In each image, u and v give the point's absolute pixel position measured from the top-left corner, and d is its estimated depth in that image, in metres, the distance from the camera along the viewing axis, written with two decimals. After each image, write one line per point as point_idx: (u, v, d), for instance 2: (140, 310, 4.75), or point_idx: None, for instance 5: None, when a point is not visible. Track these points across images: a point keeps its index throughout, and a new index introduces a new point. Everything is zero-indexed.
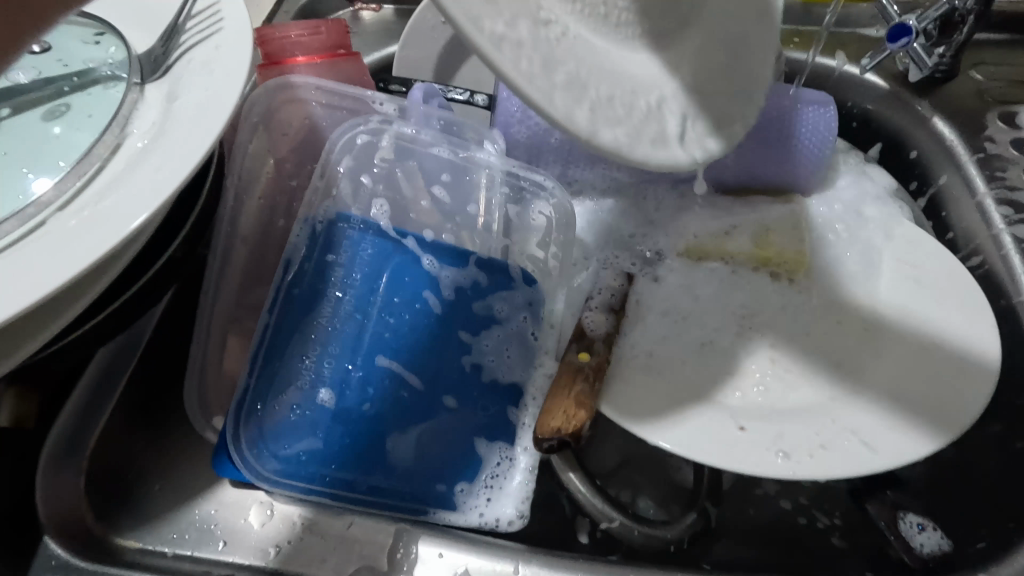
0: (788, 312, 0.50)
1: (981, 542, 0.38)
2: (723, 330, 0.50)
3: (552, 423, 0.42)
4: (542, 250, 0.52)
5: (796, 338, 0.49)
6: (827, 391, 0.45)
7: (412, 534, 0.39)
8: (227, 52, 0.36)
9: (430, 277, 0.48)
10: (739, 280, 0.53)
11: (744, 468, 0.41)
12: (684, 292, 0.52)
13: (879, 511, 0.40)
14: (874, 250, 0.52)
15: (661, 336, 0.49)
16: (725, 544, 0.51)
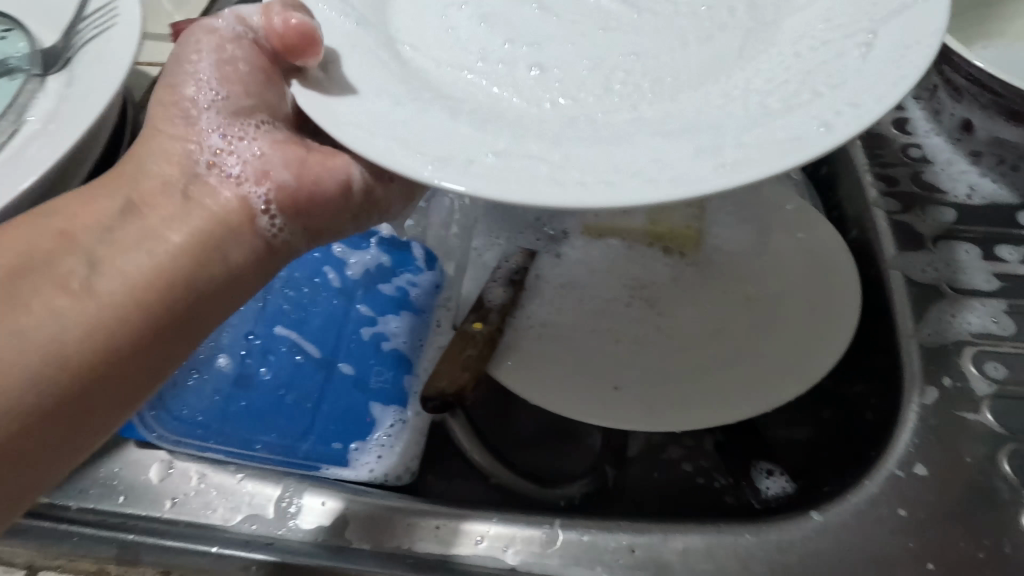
0: (680, 285, 0.53)
1: (829, 485, 0.41)
2: (617, 302, 0.53)
3: (436, 385, 0.45)
4: (444, 230, 0.56)
5: (684, 308, 0.52)
6: (701, 358, 0.48)
7: (299, 486, 0.41)
8: (116, 44, 0.39)
9: (337, 259, 0.52)
10: (635, 255, 0.55)
11: (614, 421, 0.45)
12: (585, 268, 0.55)
13: (736, 459, 0.43)
14: (766, 226, 0.55)
15: (559, 308, 0.52)
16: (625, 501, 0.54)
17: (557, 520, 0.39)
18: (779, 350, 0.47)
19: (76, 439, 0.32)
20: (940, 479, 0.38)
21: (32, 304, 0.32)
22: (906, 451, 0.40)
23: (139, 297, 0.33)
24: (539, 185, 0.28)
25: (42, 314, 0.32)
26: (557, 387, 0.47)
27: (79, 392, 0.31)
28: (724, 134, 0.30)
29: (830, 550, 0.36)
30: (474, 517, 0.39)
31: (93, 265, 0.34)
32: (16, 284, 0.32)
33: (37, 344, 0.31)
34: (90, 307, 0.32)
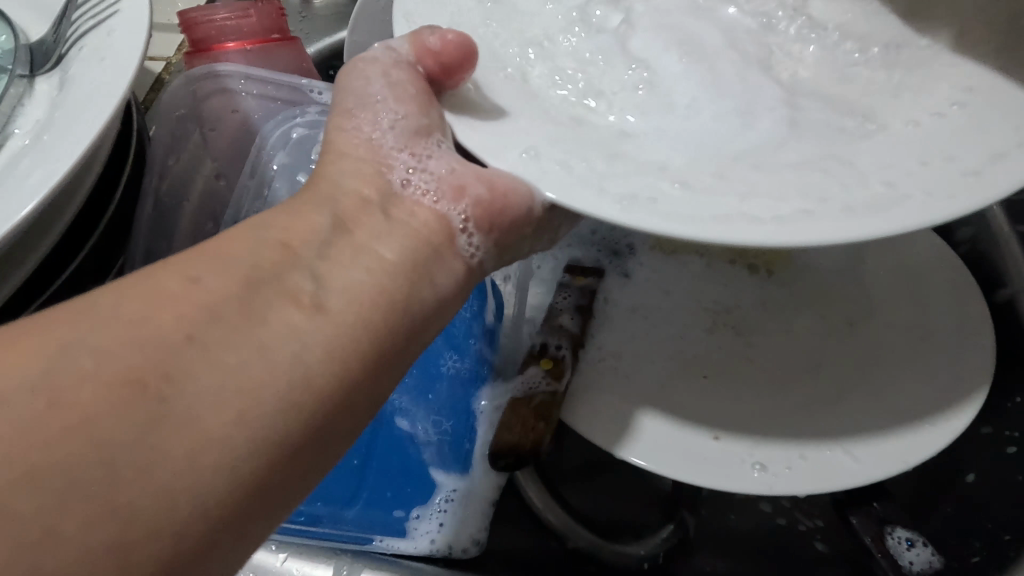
0: (768, 311, 0.47)
1: (976, 556, 0.36)
2: (697, 327, 0.46)
3: (506, 439, 0.38)
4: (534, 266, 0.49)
5: (778, 337, 0.45)
6: (799, 399, 0.41)
7: (353, 566, 0.36)
8: (119, 38, 0.32)
9: None
10: (713, 277, 0.49)
11: (683, 474, 0.37)
12: (656, 290, 0.48)
13: (862, 521, 0.37)
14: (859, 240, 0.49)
15: (632, 335, 0.45)
16: (708, 557, 0.47)
17: None
18: (906, 389, 0.40)
19: (287, 490, 0.23)
20: None
21: (270, 324, 0.24)
22: None
23: (366, 317, 0.26)
24: (690, 227, 0.23)
25: (285, 335, 0.24)
26: (626, 429, 0.39)
27: (302, 433, 0.23)
28: (901, 170, 0.24)
29: None
30: None
31: (319, 280, 0.26)
32: (249, 298, 0.24)
33: (268, 370, 0.23)
34: (338, 329, 0.25)
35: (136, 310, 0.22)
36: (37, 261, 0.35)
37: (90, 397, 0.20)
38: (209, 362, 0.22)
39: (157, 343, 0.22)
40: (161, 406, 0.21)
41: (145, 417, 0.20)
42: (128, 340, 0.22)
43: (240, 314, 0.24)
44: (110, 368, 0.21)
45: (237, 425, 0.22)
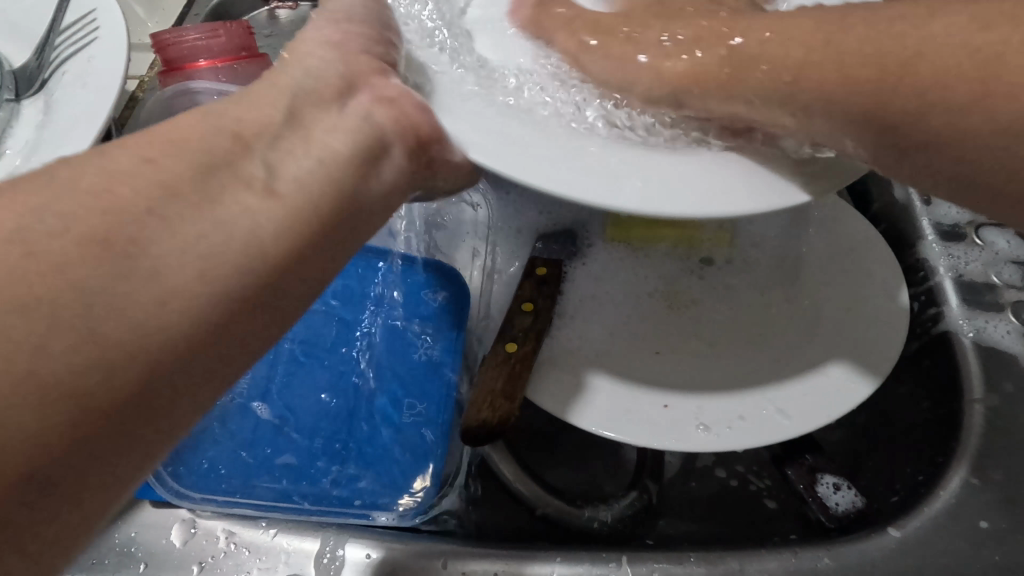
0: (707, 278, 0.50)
1: (895, 496, 0.40)
2: (640, 300, 0.49)
3: (477, 416, 0.42)
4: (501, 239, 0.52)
5: (719, 301, 0.49)
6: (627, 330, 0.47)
7: (339, 537, 0.38)
8: (99, 61, 0.35)
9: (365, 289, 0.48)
10: (654, 253, 0.52)
11: (626, 437, 0.41)
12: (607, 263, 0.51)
13: (798, 474, 0.42)
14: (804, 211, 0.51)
15: (596, 323, 0.47)
16: (677, 520, 0.48)
17: (624, 556, 0.37)
18: (831, 349, 0.44)
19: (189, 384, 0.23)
20: (1016, 485, 0.37)
21: (223, 204, 0.25)
22: (976, 458, 0.38)
23: (315, 201, 0.28)
24: (597, 182, 0.28)
25: (235, 211, 0.25)
26: (595, 408, 0.42)
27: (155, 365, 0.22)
28: (613, 170, 0.28)
29: (913, 568, 0.35)
30: (537, 558, 0.37)
31: (270, 169, 0.27)
32: (203, 179, 0.25)
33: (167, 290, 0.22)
34: (288, 211, 0.26)
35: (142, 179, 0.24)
36: None
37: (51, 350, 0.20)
38: (164, 227, 0.23)
39: (123, 208, 0.23)
40: (130, 261, 0.22)
41: (116, 270, 0.21)
42: (155, 231, 0.23)
43: (196, 190, 0.25)
44: (114, 209, 0.23)
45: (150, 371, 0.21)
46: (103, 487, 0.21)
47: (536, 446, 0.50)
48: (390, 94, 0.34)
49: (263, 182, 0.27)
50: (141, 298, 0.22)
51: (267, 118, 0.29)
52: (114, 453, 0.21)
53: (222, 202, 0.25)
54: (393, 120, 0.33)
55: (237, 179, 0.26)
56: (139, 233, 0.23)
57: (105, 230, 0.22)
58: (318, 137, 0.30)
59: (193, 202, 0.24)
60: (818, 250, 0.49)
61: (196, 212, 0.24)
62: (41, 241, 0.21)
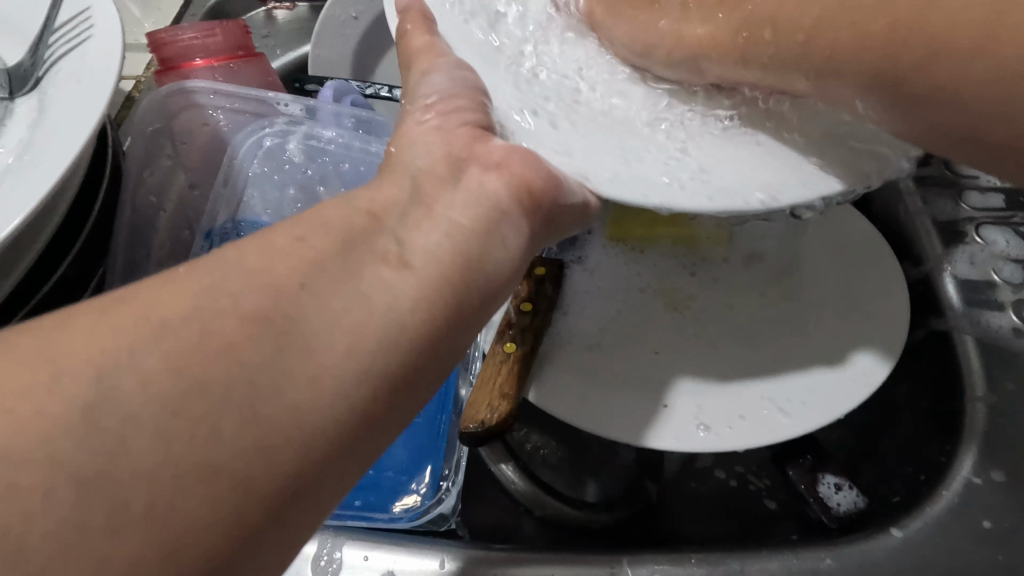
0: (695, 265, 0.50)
1: (897, 496, 0.40)
2: (634, 294, 0.49)
3: (477, 415, 0.41)
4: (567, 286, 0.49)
5: (714, 292, 0.49)
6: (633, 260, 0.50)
7: (336, 539, 0.38)
8: (93, 59, 0.35)
9: None
10: (652, 246, 0.51)
11: (627, 437, 0.41)
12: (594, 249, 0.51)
13: (801, 474, 0.41)
14: None
15: (597, 323, 0.47)
16: (679, 520, 0.48)
17: (624, 557, 0.37)
18: (829, 349, 0.44)
19: (308, 501, 0.21)
20: (1019, 486, 0.37)
21: (366, 279, 0.24)
22: (979, 457, 0.38)
23: (447, 273, 0.26)
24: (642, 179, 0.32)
25: (379, 289, 0.24)
26: (637, 421, 0.42)
27: (289, 469, 0.20)
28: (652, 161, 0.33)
29: (918, 568, 0.35)
30: (536, 559, 0.36)
31: (402, 241, 0.26)
32: (344, 255, 0.25)
33: (313, 378, 0.22)
34: (424, 283, 0.25)
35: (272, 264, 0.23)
36: (21, 272, 0.36)
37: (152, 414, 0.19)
38: (315, 305, 0.23)
39: (275, 286, 0.23)
40: (286, 336, 0.22)
41: (274, 346, 0.21)
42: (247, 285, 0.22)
43: (339, 265, 0.24)
44: (240, 299, 0.22)
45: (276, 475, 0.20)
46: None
47: (537, 446, 0.50)
48: (494, 159, 0.32)
49: (398, 255, 0.26)
50: (298, 377, 0.21)
51: (395, 198, 0.28)
52: (270, 546, 0.20)
53: (366, 275, 0.24)
54: (506, 184, 0.31)
55: (377, 257, 0.25)
56: (296, 312, 0.22)
57: (277, 312, 0.22)
58: (442, 213, 0.28)
59: (337, 277, 0.24)
60: (821, 249, 0.49)
61: (342, 286, 0.24)
62: (211, 316, 0.21)
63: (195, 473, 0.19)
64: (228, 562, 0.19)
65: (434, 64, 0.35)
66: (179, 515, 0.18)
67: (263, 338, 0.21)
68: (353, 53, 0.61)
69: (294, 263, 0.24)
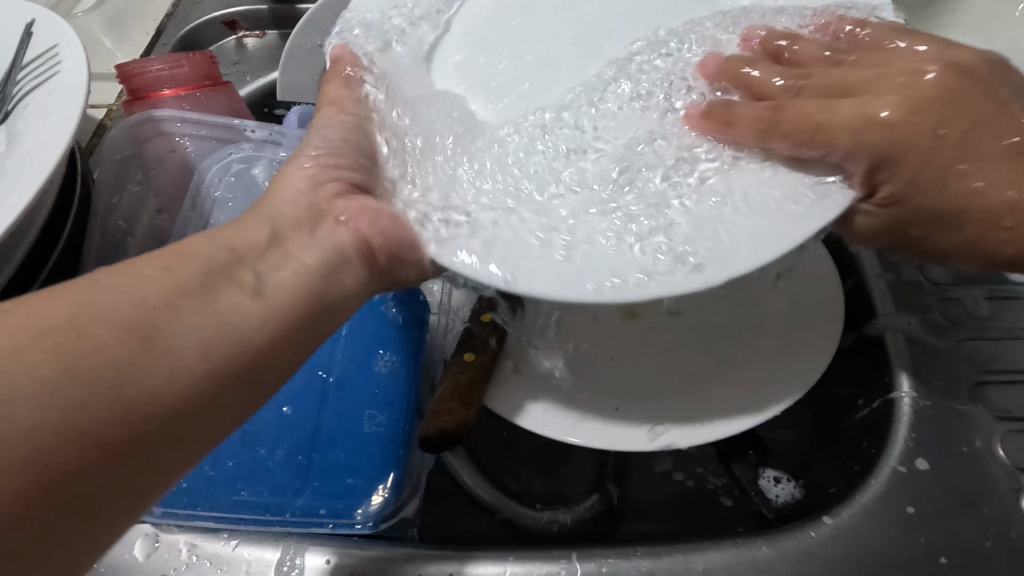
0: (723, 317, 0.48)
1: (833, 487, 0.42)
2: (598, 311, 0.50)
3: (435, 423, 0.43)
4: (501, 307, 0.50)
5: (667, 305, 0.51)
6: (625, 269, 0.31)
7: (300, 545, 0.39)
8: (60, 95, 0.37)
9: None
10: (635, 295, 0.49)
11: (585, 438, 0.43)
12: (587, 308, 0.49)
13: (745, 470, 0.44)
14: None
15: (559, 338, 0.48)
16: (639, 521, 0.50)
17: (575, 554, 0.38)
18: (773, 351, 0.46)
19: (139, 481, 0.24)
20: (944, 474, 0.39)
21: (219, 303, 0.28)
22: (907, 446, 0.40)
23: (289, 307, 0.30)
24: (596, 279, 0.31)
25: (228, 310, 0.28)
26: (590, 421, 0.44)
27: (121, 452, 0.23)
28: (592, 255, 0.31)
29: (847, 555, 0.37)
30: (489, 559, 0.38)
31: (259, 277, 0.30)
32: (204, 284, 0.28)
33: (165, 373, 0.25)
34: (268, 313, 0.29)
35: (143, 284, 0.27)
36: None
37: (51, 405, 0.22)
38: (177, 320, 0.26)
39: (142, 303, 0.26)
40: (148, 341, 0.25)
41: (133, 344, 0.24)
42: (114, 295, 0.26)
43: (200, 288, 0.28)
44: (113, 314, 0.25)
45: (101, 452, 0.23)
46: (96, 532, 0.23)
47: (498, 450, 0.52)
48: (350, 213, 0.36)
49: (252, 286, 0.30)
50: (156, 368, 0.25)
51: (258, 238, 0.32)
52: (106, 502, 0.23)
53: (219, 300, 0.28)
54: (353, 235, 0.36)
55: (233, 285, 0.29)
56: (159, 323, 0.26)
57: (139, 321, 0.25)
58: (293, 255, 0.33)
59: (196, 299, 0.27)
60: None
61: (201, 308, 0.27)
62: None
63: (60, 448, 0.22)
64: (51, 519, 0.22)
65: (335, 119, 0.39)
66: (39, 466, 0.21)
67: (127, 343, 0.24)
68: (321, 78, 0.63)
69: (152, 281, 0.27)
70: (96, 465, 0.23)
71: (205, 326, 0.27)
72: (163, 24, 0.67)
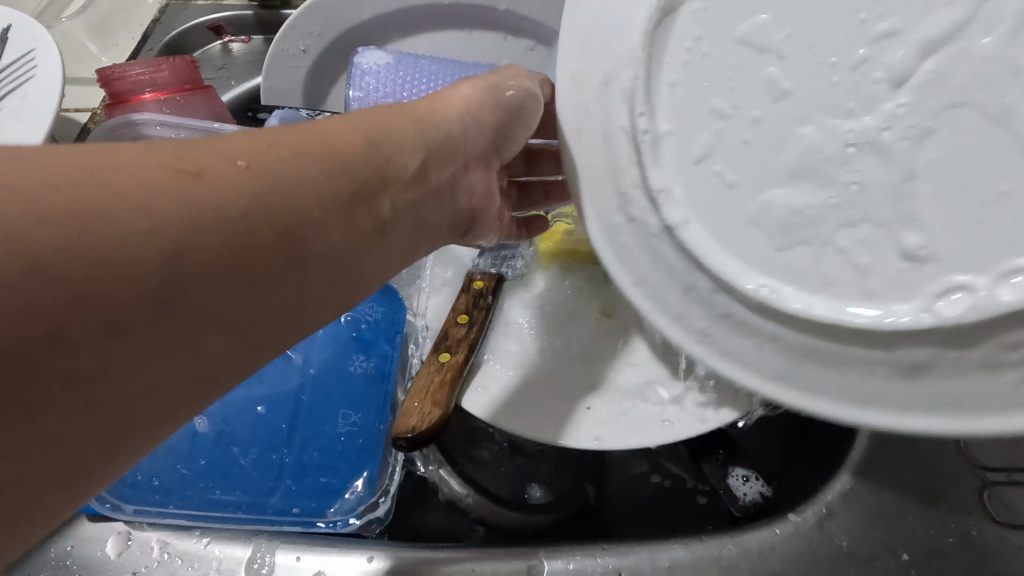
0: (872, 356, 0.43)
1: (799, 487, 0.43)
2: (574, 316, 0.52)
3: (408, 423, 0.43)
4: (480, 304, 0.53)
5: None
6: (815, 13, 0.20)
7: (270, 543, 0.39)
8: (35, 99, 0.38)
9: None
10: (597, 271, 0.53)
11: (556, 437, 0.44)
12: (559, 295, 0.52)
13: (716, 468, 0.44)
14: None
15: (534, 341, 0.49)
16: (615, 521, 0.50)
17: (542, 553, 0.39)
18: None
19: (190, 368, 0.23)
20: (909, 473, 0.40)
21: (357, 218, 0.28)
22: (873, 446, 0.41)
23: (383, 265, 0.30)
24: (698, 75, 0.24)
25: (341, 236, 0.27)
26: (561, 419, 0.44)
27: (207, 325, 0.22)
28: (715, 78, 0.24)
29: (809, 554, 0.37)
30: (454, 559, 0.39)
31: (388, 215, 0.30)
32: (352, 198, 0.28)
33: (281, 271, 0.24)
34: (371, 260, 0.29)
35: (309, 168, 0.26)
36: None
37: (181, 253, 0.21)
38: (320, 227, 0.26)
39: (303, 198, 0.25)
40: (287, 242, 0.25)
41: (279, 232, 0.24)
42: (290, 172, 0.25)
43: (347, 201, 0.27)
44: (279, 194, 0.24)
45: (189, 323, 0.22)
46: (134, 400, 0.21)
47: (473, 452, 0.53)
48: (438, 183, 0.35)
49: (384, 218, 0.30)
50: (281, 261, 0.24)
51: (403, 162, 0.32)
52: (161, 363, 0.22)
53: (357, 217, 0.28)
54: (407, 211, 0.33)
55: (372, 211, 0.29)
56: (308, 229, 0.25)
57: (295, 220, 0.25)
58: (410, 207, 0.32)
59: (339, 207, 0.27)
60: None
61: (341, 221, 0.27)
62: None
63: (171, 272, 0.21)
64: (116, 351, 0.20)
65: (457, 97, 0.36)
66: (153, 289, 0.20)
67: (277, 236, 0.24)
68: (304, 84, 0.64)
69: (318, 181, 0.26)
70: (192, 331, 0.22)
71: (319, 248, 0.26)
72: (149, 29, 0.68)
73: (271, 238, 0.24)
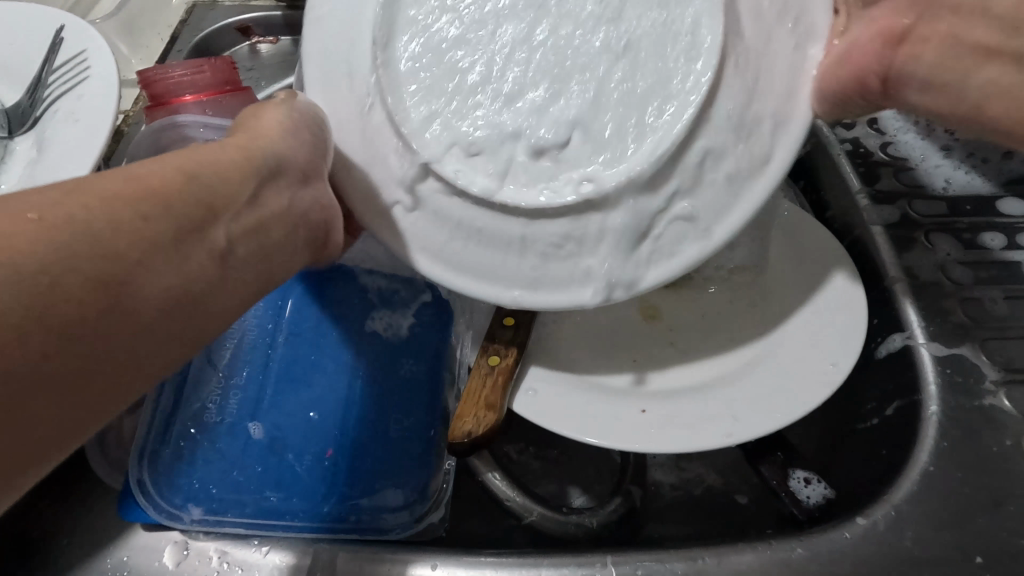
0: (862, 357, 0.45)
1: (859, 488, 0.42)
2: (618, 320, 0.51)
3: (463, 427, 0.42)
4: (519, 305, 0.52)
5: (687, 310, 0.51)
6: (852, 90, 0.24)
7: (331, 551, 0.39)
8: (90, 101, 0.37)
9: (360, 302, 0.50)
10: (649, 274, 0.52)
11: (613, 440, 0.43)
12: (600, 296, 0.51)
13: (774, 471, 0.44)
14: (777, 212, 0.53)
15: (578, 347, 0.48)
16: (656, 523, 0.49)
17: (608, 558, 0.38)
18: (801, 349, 0.45)
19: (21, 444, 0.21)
20: (974, 473, 0.39)
21: (188, 258, 0.26)
22: (936, 446, 0.41)
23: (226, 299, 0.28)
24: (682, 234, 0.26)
25: (175, 279, 0.25)
26: (617, 421, 0.44)
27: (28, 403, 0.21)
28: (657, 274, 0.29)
29: (880, 558, 0.37)
30: (520, 565, 0.38)
31: (226, 249, 0.28)
32: (180, 243, 0.26)
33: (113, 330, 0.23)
34: (213, 298, 0.27)
35: (101, 215, 0.23)
36: None
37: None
38: (144, 276, 0.24)
39: (121, 248, 0.23)
40: (111, 298, 0.23)
41: (98, 291, 0.22)
42: (102, 221, 0.23)
43: (173, 246, 0.25)
44: (98, 248, 0.23)
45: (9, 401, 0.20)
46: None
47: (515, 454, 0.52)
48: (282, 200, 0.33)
49: (222, 252, 0.28)
50: (109, 321, 0.23)
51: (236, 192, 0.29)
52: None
53: (188, 259, 0.26)
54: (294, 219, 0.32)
55: (205, 247, 0.27)
56: (130, 279, 0.23)
57: (113, 273, 0.23)
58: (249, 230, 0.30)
59: (161, 251, 0.25)
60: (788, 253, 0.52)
61: (170, 267, 0.25)
62: None
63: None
64: None
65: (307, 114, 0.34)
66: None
67: (94, 296, 0.22)
68: None
69: (134, 227, 0.24)
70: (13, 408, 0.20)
71: (142, 302, 0.24)
72: (178, 30, 0.67)
73: (88, 298, 0.22)
